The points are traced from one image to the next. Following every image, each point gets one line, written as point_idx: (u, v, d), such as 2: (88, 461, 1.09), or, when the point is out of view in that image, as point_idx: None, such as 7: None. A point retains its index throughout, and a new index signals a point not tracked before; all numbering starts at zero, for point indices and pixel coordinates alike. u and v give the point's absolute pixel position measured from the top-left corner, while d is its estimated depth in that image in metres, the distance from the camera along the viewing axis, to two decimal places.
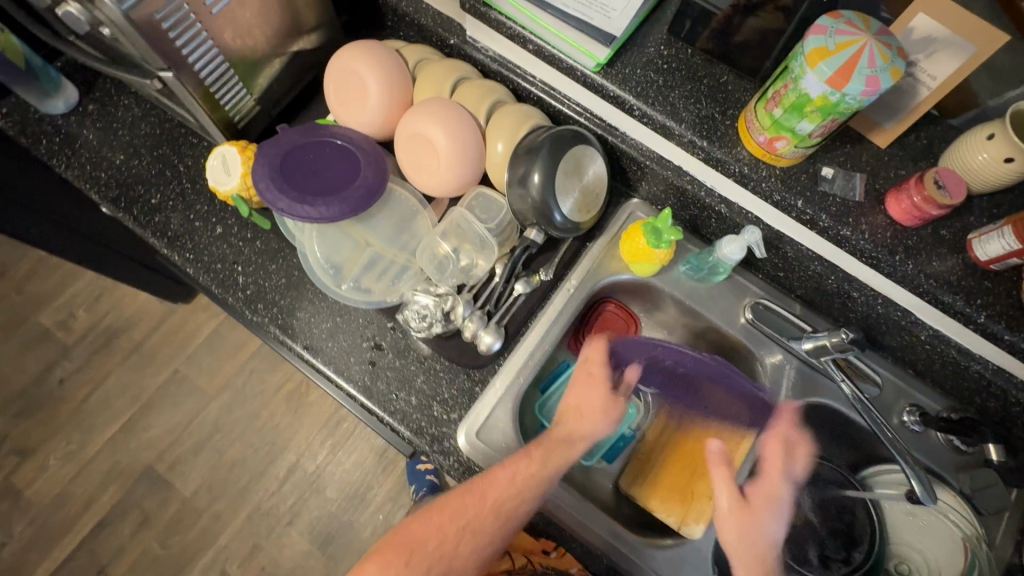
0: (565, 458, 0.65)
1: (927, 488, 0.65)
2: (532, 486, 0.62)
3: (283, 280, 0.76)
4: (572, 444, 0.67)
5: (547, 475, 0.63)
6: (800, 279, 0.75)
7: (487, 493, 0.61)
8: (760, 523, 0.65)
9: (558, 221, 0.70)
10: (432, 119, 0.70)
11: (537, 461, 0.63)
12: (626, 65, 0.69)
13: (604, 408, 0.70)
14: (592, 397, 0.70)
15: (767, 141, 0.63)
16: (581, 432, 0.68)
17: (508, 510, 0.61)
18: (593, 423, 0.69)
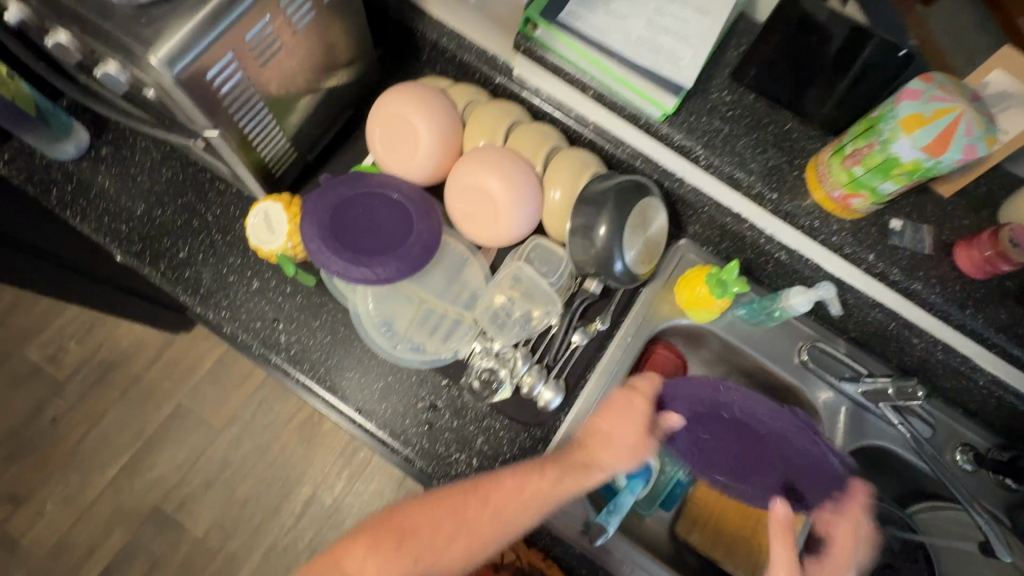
0: (578, 480, 0.62)
1: (1003, 542, 0.66)
2: (535, 501, 0.59)
3: (328, 338, 0.72)
4: (592, 473, 0.62)
5: (557, 488, 0.60)
6: (859, 324, 0.74)
7: (489, 497, 0.59)
8: None
9: (617, 271, 0.67)
10: (489, 169, 0.67)
11: (551, 478, 0.60)
12: (691, 113, 0.67)
13: (638, 441, 0.65)
14: (622, 428, 0.65)
15: (841, 197, 0.62)
16: (602, 464, 0.63)
17: (508, 515, 0.58)
18: (616, 459, 0.64)
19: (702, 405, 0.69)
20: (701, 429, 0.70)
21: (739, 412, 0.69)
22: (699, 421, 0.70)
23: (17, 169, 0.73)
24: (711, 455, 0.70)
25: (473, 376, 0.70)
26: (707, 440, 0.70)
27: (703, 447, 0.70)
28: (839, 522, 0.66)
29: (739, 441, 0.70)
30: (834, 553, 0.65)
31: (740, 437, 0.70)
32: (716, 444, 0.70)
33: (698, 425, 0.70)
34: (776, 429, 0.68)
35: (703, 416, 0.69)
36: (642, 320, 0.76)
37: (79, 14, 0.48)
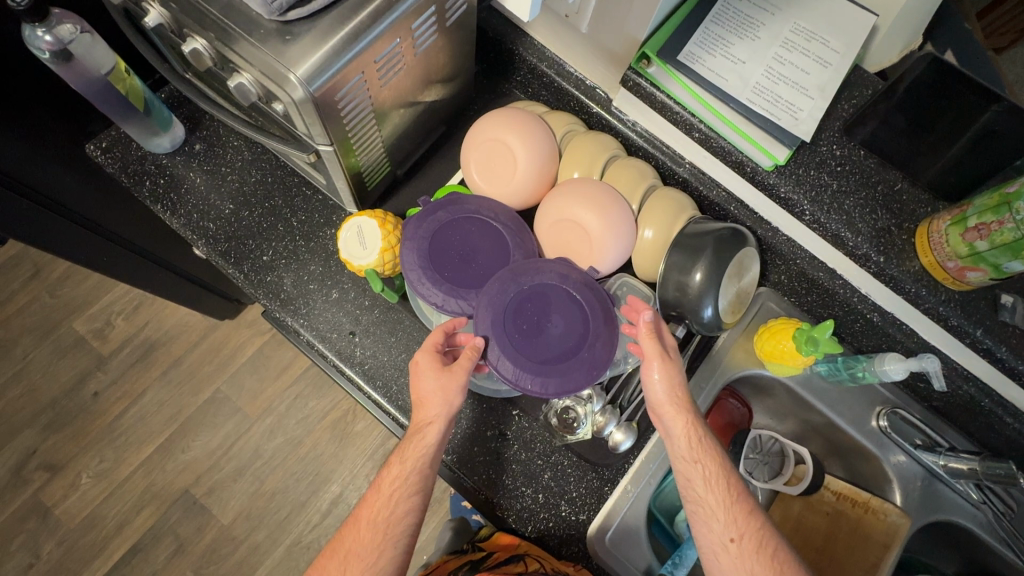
0: (422, 447, 0.58)
1: None
2: (406, 472, 0.57)
3: (403, 355, 0.71)
4: (426, 434, 0.58)
5: (415, 460, 0.57)
6: (946, 395, 0.71)
7: (384, 483, 0.58)
8: (676, 378, 0.59)
9: (705, 317, 0.65)
10: (585, 202, 0.66)
11: (397, 460, 0.58)
12: (800, 165, 0.65)
13: (441, 395, 0.58)
14: (425, 382, 0.59)
15: (957, 268, 0.59)
16: (429, 416, 0.58)
17: (398, 495, 0.57)
18: (439, 406, 0.58)
19: (511, 303, 0.62)
20: (510, 328, 0.61)
21: (540, 285, 0.63)
22: (507, 328, 0.61)
23: (111, 158, 0.73)
24: (567, 375, 0.61)
25: (549, 413, 0.69)
26: (557, 339, 0.62)
27: (543, 344, 0.62)
28: (661, 327, 0.61)
29: (568, 326, 0.62)
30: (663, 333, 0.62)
31: (578, 336, 0.62)
32: (554, 345, 0.62)
33: (511, 335, 0.61)
34: (593, 298, 0.63)
35: (508, 318, 0.62)
36: (716, 368, 0.76)
37: (220, 25, 0.48)
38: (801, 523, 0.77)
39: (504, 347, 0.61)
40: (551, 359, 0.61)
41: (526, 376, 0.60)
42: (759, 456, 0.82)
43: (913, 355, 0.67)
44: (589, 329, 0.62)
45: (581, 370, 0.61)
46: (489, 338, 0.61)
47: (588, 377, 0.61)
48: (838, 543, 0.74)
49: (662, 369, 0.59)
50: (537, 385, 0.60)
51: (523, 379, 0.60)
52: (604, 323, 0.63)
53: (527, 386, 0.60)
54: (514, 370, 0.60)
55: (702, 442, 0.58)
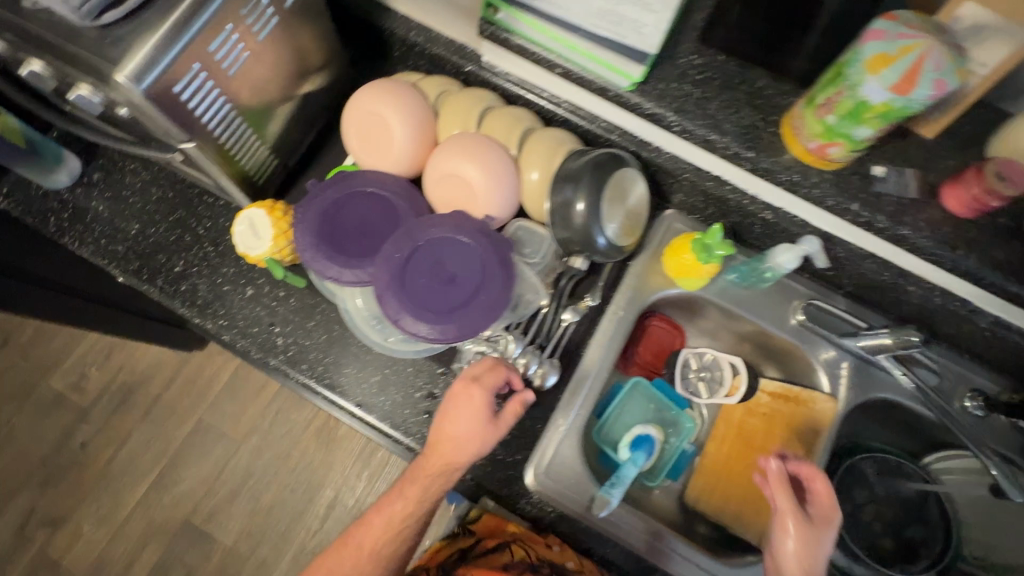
0: (446, 476, 0.64)
1: (1012, 481, 0.64)
2: (410, 510, 0.66)
3: (324, 337, 0.73)
4: (453, 470, 0.63)
5: (437, 488, 0.64)
6: (853, 276, 0.73)
7: (406, 502, 0.65)
8: (820, 539, 0.61)
9: (600, 246, 0.67)
10: (463, 154, 0.68)
11: (410, 502, 0.66)
12: (660, 79, 0.67)
13: (471, 441, 0.63)
14: (464, 425, 0.62)
15: (818, 147, 0.61)
16: (459, 463, 0.63)
17: (419, 510, 0.66)
18: (471, 450, 0.63)
19: (406, 261, 0.65)
20: (407, 286, 0.63)
21: (435, 240, 0.66)
22: (405, 286, 0.63)
23: (15, 202, 0.76)
24: (465, 319, 0.62)
25: (464, 362, 0.71)
26: (454, 288, 0.64)
27: (441, 295, 0.64)
28: (823, 514, 0.63)
29: (464, 274, 0.65)
30: (816, 504, 0.64)
31: (474, 282, 0.64)
32: (452, 295, 0.64)
33: (409, 291, 0.63)
34: (486, 244, 0.65)
35: (407, 278, 0.64)
36: (632, 293, 0.77)
37: (47, 42, 0.50)
38: (742, 431, 0.79)
39: (401, 301, 0.63)
40: (449, 307, 0.63)
41: (423, 325, 0.62)
42: (700, 374, 0.84)
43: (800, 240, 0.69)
44: (485, 273, 0.64)
45: (479, 312, 0.63)
46: (388, 295, 0.63)
47: (486, 318, 0.63)
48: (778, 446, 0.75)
49: (798, 528, 0.61)
50: (436, 332, 0.62)
51: (422, 328, 0.62)
52: (499, 265, 0.65)
53: (428, 334, 0.62)
54: (414, 322, 0.62)
55: None
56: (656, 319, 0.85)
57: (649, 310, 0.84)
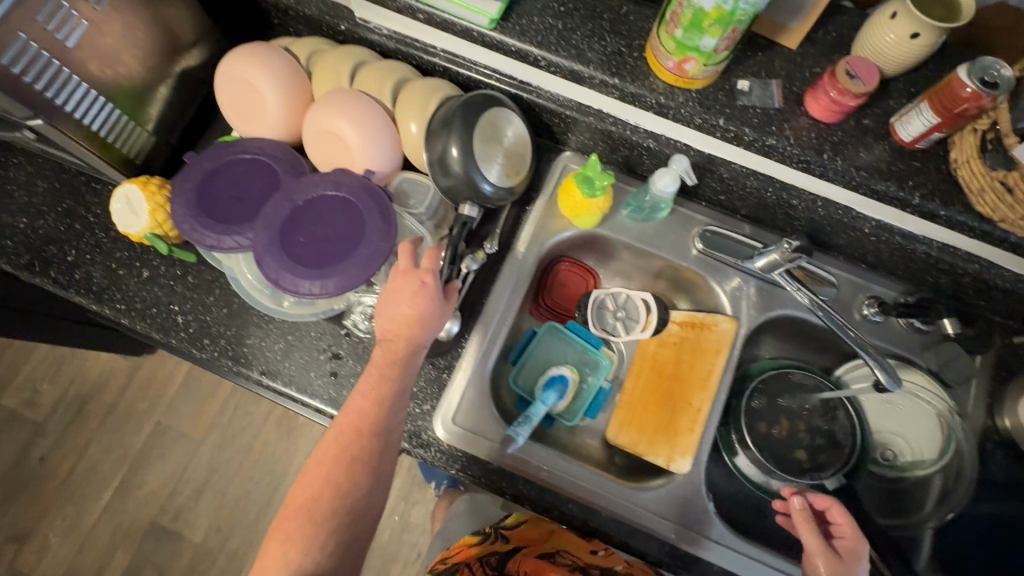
0: (405, 352, 0.61)
1: (891, 374, 0.62)
2: (390, 381, 0.60)
3: (224, 310, 0.73)
4: (410, 344, 0.61)
5: (398, 365, 0.61)
6: (742, 196, 0.74)
7: (367, 392, 0.60)
8: (852, 572, 0.59)
9: (486, 192, 0.68)
10: (334, 110, 0.67)
11: (377, 378, 0.60)
12: (522, 15, 0.66)
13: (417, 310, 0.61)
14: (405, 300, 0.61)
15: (676, 65, 0.61)
16: (413, 335, 0.61)
17: (385, 399, 0.60)
18: (417, 324, 0.61)
19: (285, 221, 0.65)
20: (286, 245, 0.63)
21: (315, 199, 0.66)
22: (285, 245, 0.64)
23: None
24: (346, 271, 0.63)
25: (354, 317, 0.71)
26: (335, 242, 0.64)
27: (321, 250, 0.64)
28: (848, 540, 0.62)
29: (344, 227, 0.65)
30: (842, 534, 0.63)
31: (353, 236, 0.64)
32: (332, 250, 0.64)
33: (289, 249, 0.63)
34: (365, 196, 0.65)
35: (286, 237, 0.64)
36: (529, 237, 0.77)
37: None
38: (654, 359, 0.78)
39: (279, 261, 0.63)
40: (330, 261, 0.63)
41: (303, 282, 0.62)
42: (617, 313, 0.84)
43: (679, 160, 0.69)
44: (365, 224, 0.64)
45: (360, 262, 0.63)
46: (266, 256, 0.63)
47: (367, 267, 0.63)
48: (687, 370, 0.76)
49: (828, 568, 0.59)
50: (317, 287, 0.62)
51: (303, 284, 0.62)
52: (379, 215, 0.65)
53: (310, 290, 0.62)
54: (294, 279, 0.62)
55: None
56: (569, 264, 0.85)
57: (559, 255, 0.84)
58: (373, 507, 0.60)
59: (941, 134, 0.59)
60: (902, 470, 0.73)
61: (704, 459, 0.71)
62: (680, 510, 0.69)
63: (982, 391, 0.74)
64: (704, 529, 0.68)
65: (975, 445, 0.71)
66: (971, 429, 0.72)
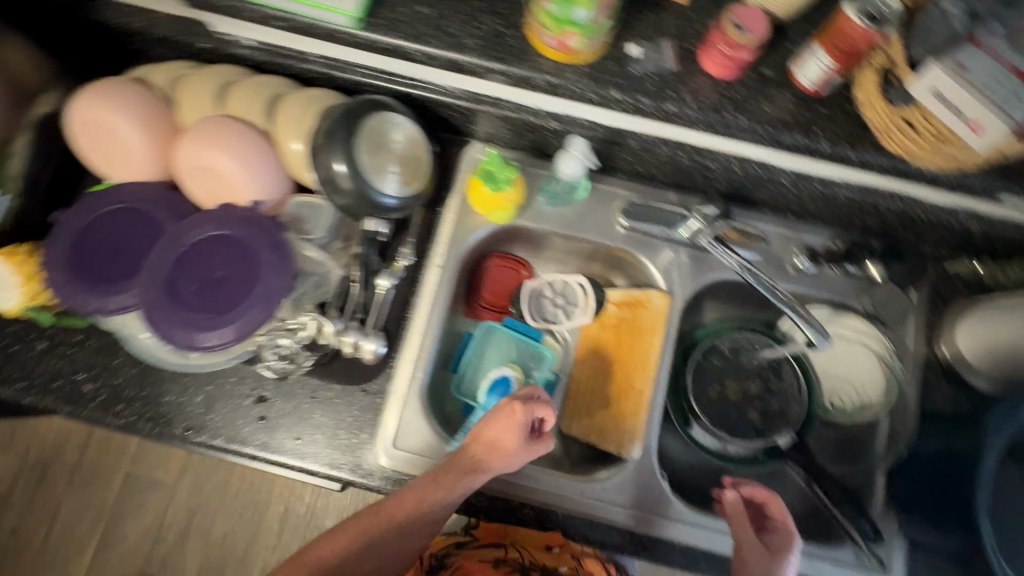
0: (468, 470, 0.58)
1: (818, 329, 0.61)
2: (446, 500, 0.56)
3: (135, 371, 0.69)
4: (483, 464, 0.58)
5: (459, 484, 0.57)
6: (657, 165, 0.71)
7: (421, 496, 0.56)
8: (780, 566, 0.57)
9: (389, 205, 0.64)
10: (203, 142, 0.62)
11: (443, 488, 0.56)
12: (387, 7, 0.61)
13: (508, 448, 0.58)
14: (500, 429, 0.58)
15: (557, 41, 0.57)
16: (489, 464, 0.58)
17: (430, 512, 0.56)
18: (502, 458, 0.58)
19: (169, 270, 0.59)
20: (175, 297, 0.58)
21: (200, 242, 0.61)
22: (173, 297, 0.58)
23: None
24: (243, 314, 0.58)
25: (270, 357, 0.65)
26: (228, 285, 0.59)
27: (214, 297, 0.59)
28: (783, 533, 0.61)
29: (236, 268, 0.60)
30: (777, 532, 0.62)
31: (247, 277, 0.59)
32: (226, 295, 0.59)
33: (178, 301, 0.58)
34: (254, 231, 0.61)
35: (174, 291, 0.59)
36: (446, 241, 0.73)
37: None
38: (597, 346, 0.77)
39: (168, 317, 0.58)
40: (225, 307, 0.58)
41: (197, 335, 0.57)
42: (556, 300, 0.79)
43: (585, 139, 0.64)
44: (258, 262, 0.60)
45: (258, 303, 0.58)
46: (154, 312, 0.58)
47: (266, 308, 0.58)
48: (628, 352, 0.74)
49: (754, 558, 0.58)
50: (214, 337, 0.57)
51: (198, 337, 0.57)
52: (272, 250, 0.60)
53: (208, 341, 0.57)
54: (187, 332, 0.57)
55: None
56: (496, 260, 0.80)
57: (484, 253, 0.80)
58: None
59: (841, 76, 0.56)
60: (852, 415, 0.74)
61: (653, 439, 0.70)
62: (638, 493, 0.68)
63: (921, 325, 0.73)
64: (658, 508, 0.68)
65: (917, 380, 0.71)
66: (912, 364, 0.72)
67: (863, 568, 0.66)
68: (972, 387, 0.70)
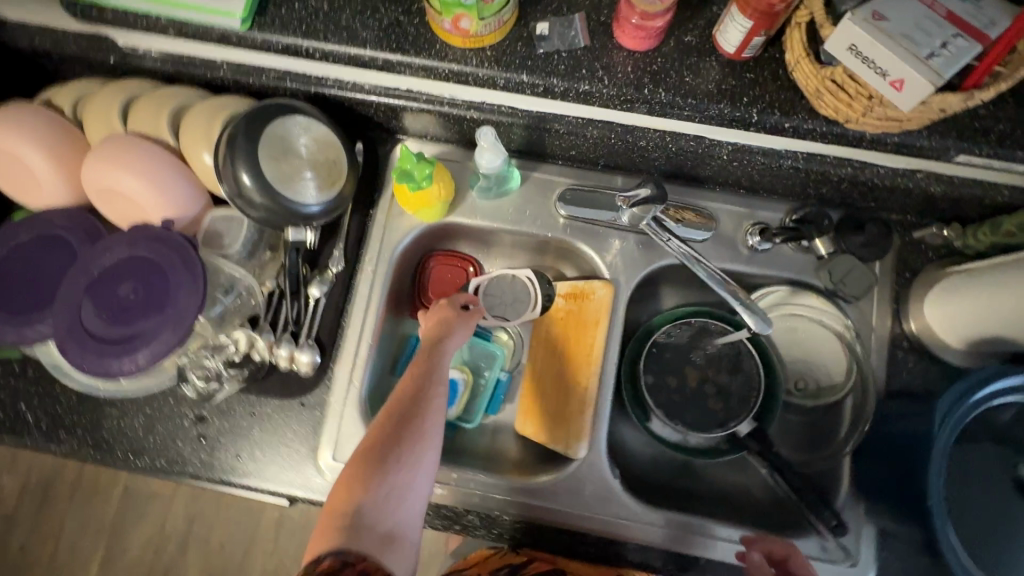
0: (433, 352, 0.62)
1: (756, 315, 0.59)
2: (431, 374, 0.59)
3: (74, 398, 0.69)
4: (437, 351, 0.62)
5: (431, 359, 0.61)
6: (590, 148, 0.67)
7: (405, 381, 0.58)
8: None
9: (313, 212, 0.62)
10: (104, 163, 0.59)
11: (419, 367, 0.60)
12: (280, 6, 0.58)
13: (437, 319, 0.66)
14: (437, 311, 0.66)
15: (452, 26, 0.53)
16: (445, 336, 0.64)
17: (419, 402, 0.56)
18: (456, 329, 0.65)
19: (83, 297, 0.58)
20: (89, 325, 0.58)
21: (111, 265, 0.59)
22: (88, 325, 0.58)
23: None
24: (155, 338, 0.57)
25: (193, 377, 0.65)
26: (141, 308, 0.58)
27: (128, 321, 0.58)
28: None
29: (148, 290, 0.58)
30: None
31: (159, 298, 0.58)
32: (139, 318, 0.58)
33: (92, 329, 0.58)
34: (164, 250, 0.59)
35: (88, 317, 0.58)
36: (378, 244, 0.71)
37: None
38: (546, 340, 0.73)
39: (82, 345, 0.57)
40: (139, 332, 0.57)
41: (112, 361, 0.56)
42: (503, 297, 0.75)
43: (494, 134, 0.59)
44: (169, 282, 0.58)
45: (170, 325, 0.57)
46: (70, 341, 0.57)
47: (178, 329, 0.57)
48: (575, 347, 0.70)
49: None
50: (128, 363, 0.56)
51: (112, 364, 0.56)
52: (183, 268, 0.58)
53: (123, 367, 0.56)
54: (102, 360, 0.57)
55: None
56: (438, 260, 0.76)
57: (426, 253, 0.77)
58: (408, 527, 0.49)
59: (764, 37, 0.51)
60: (816, 397, 0.70)
61: (602, 437, 0.67)
62: (592, 494, 0.66)
63: (887, 299, 0.68)
64: (608, 508, 0.65)
65: (883, 357, 0.67)
66: (878, 342, 0.67)
67: (831, 561, 0.62)
68: (943, 361, 0.65)
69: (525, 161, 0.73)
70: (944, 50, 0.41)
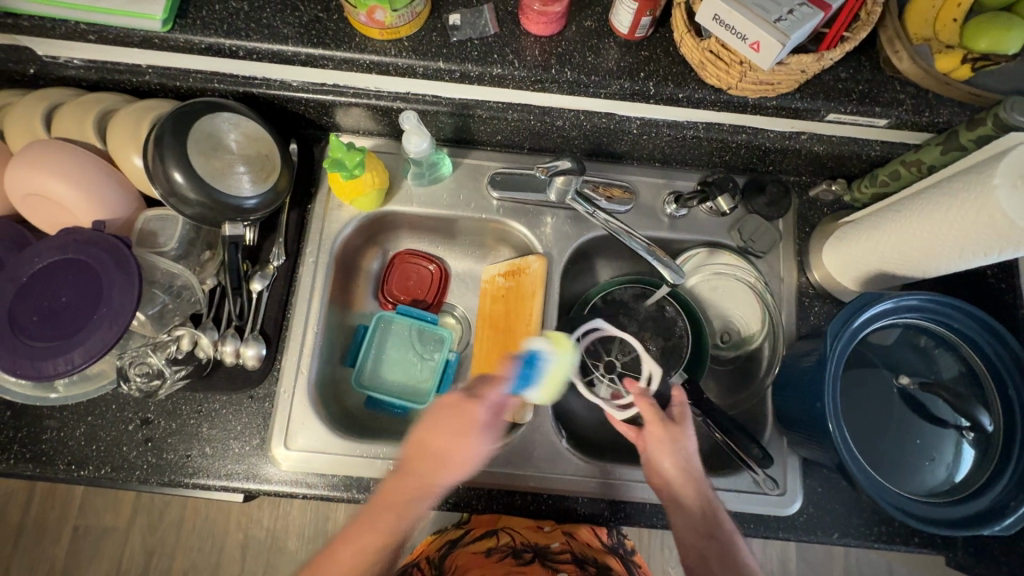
0: (425, 487, 0.56)
1: (673, 268, 0.67)
2: (404, 517, 0.55)
3: (10, 413, 0.67)
4: (436, 485, 0.56)
5: (412, 502, 0.55)
6: (515, 131, 0.71)
7: (379, 525, 0.55)
8: (684, 444, 0.58)
9: (250, 206, 0.64)
10: (27, 168, 0.59)
11: (393, 513, 0.55)
12: (201, 8, 0.60)
13: (460, 444, 0.56)
14: (445, 431, 0.56)
15: (368, 18, 0.56)
16: (443, 472, 0.55)
17: (391, 537, 0.55)
18: (460, 453, 0.56)
19: (12, 303, 0.58)
20: (21, 330, 0.58)
21: (41, 269, 0.59)
22: (20, 330, 0.58)
23: None
24: (91, 337, 0.57)
25: (134, 376, 0.63)
26: (74, 309, 0.58)
27: (61, 323, 0.58)
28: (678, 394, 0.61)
29: (80, 291, 0.58)
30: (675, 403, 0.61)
31: (92, 297, 0.58)
32: (72, 319, 0.58)
33: (25, 333, 0.57)
34: (94, 250, 0.59)
35: (19, 323, 0.58)
36: (318, 237, 0.73)
37: None
38: (492, 316, 0.77)
39: (13, 349, 0.57)
40: (73, 333, 0.57)
41: (46, 363, 0.56)
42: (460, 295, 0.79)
43: (415, 116, 0.64)
44: (102, 280, 0.58)
45: (104, 323, 0.57)
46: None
47: (112, 327, 0.57)
48: (515, 318, 0.74)
49: (665, 441, 0.58)
50: (62, 365, 0.56)
51: (46, 366, 0.56)
52: (114, 266, 0.58)
53: (57, 369, 0.56)
54: (34, 364, 0.56)
55: (706, 524, 0.55)
56: (398, 258, 0.80)
57: (389, 255, 0.82)
58: None
59: (652, 17, 0.57)
60: (739, 346, 0.77)
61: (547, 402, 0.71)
62: (542, 457, 0.69)
63: (792, 252, 0.75)
64: (555, 465, 0.69)
65: (792, 305, 0.74)
66: (785, 291, 0.74)
67: (762, 492, 0.67)
68: (844, 303, 0.72)
69: (456, 149, 0.77)
70: (791, 16, 0.47)
